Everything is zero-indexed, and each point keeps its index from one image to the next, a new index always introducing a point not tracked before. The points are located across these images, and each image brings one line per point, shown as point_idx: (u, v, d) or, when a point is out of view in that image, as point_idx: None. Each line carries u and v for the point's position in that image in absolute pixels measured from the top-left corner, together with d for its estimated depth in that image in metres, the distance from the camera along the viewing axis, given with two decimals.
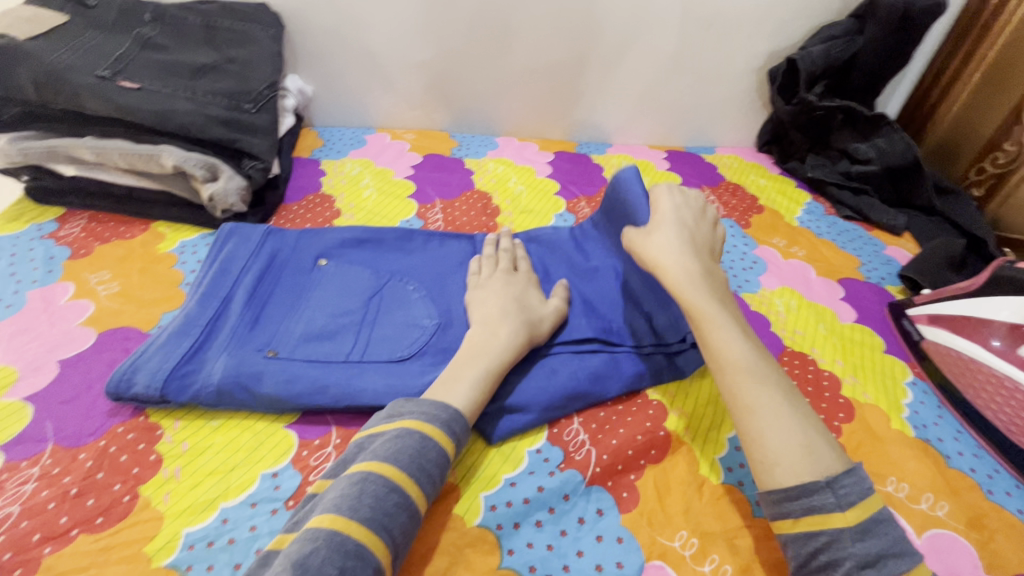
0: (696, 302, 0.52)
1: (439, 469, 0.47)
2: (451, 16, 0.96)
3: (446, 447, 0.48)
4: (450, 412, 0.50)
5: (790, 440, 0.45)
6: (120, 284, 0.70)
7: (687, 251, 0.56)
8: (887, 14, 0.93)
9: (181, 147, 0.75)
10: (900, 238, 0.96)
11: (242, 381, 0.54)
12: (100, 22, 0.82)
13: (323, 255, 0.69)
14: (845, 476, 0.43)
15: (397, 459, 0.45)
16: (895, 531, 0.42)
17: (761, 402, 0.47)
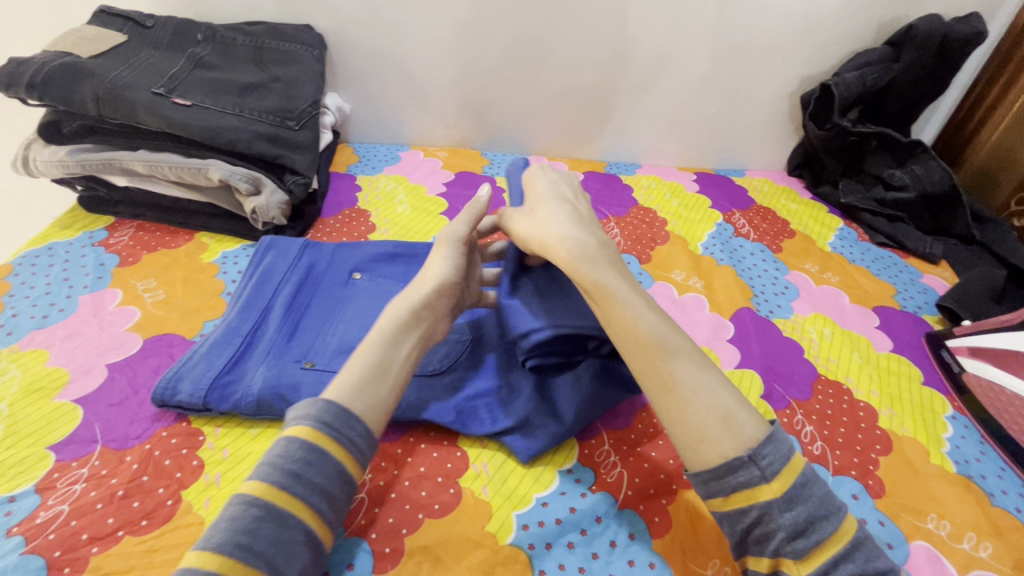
0: (594, 282, 0.52)
1: (312, 467, 0.42)
2: (488, 39, 0.99)
3: (313, 442, 0.43)
4: (318, 404, 0.45)
5: (705, 409, 0.45)
6: (165, 292, 0.72)
7: (576, 231, 0.58)
8: (926, 38, 0.93)
9: (227, 161, 0.78)
10: (937, 266, 0.94)
11: (281, 391, 0.56)
12: (156, 42, 0.87)
13: (357, 269, 0.71)
14: (762, 446, 0.43)
15: (260, 472, 0.42)
16: (819, 492, 0.43)
17: (675, 377, 0.47)
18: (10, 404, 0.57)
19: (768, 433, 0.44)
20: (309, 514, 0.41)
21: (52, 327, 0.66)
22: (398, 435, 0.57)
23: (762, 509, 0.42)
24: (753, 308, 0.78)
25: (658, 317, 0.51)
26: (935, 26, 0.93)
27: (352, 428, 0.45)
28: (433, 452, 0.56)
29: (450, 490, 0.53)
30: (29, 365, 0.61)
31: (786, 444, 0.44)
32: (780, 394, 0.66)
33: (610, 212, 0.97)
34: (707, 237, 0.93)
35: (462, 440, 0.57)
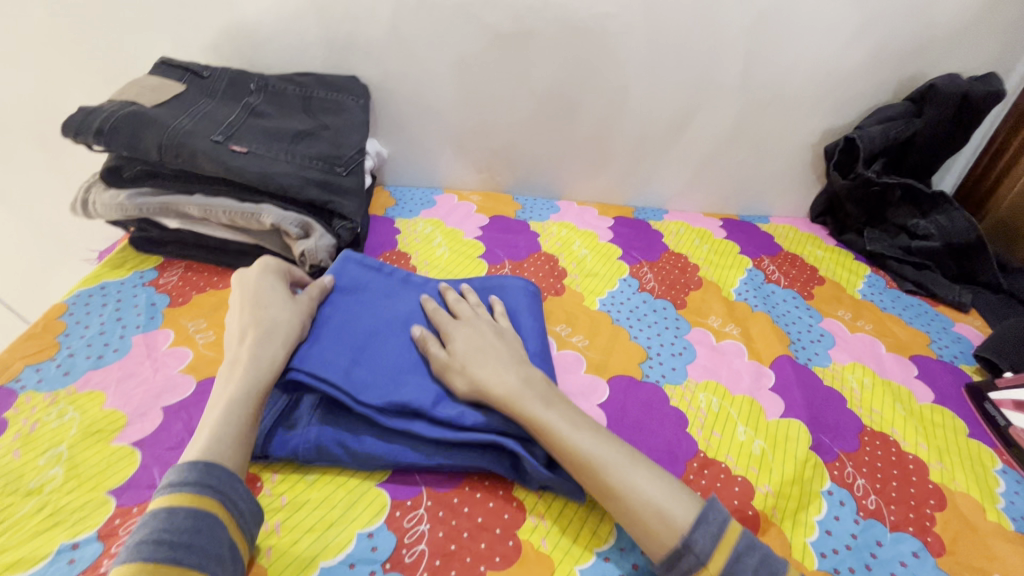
0: (529, 416, 0.54)
1: (203, 533, 0.43)
2: (524, 90, 1.04)
3: (197, 505, 0.45)
4: (198, 469, 0.47)
5: (648, 510, 0.49)
6: (215, 333, 0.73)
7: (501, 358, 0.59)
8: (946, 98, 0.97)
9: (279, 207, 0.81)
10: (967, 315, 0.95)
11: (343, 438, 0.56)
12: (213, 91, 0.91)
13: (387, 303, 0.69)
14: (693, 532, 0.47)
15: (140, 544, 0.41)
16: (752, 562, 0.46)
17: (613, 489, 0.50)
18: (70, 447, 0.57)
19: (699, 514, 0.48)
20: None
21: (108, 368, 0.67)
22: (453, 483, 0.57)
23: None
24: (792, 356, 0.79)
25: (589, 431, 0.54)
26: (955, 87, 0.96)
27: (237, 488, 0.48)
28: (490, 502, 0.55)
29: (509, 542, 0.52)
30: (86, 408, 0.62)
31: (715, 523, 0.48)
32: (827, 445, 0.66)
33: (642, 257, 0.99)
34: (740, 283, 0.95)
35: (517, 488, 0.57)
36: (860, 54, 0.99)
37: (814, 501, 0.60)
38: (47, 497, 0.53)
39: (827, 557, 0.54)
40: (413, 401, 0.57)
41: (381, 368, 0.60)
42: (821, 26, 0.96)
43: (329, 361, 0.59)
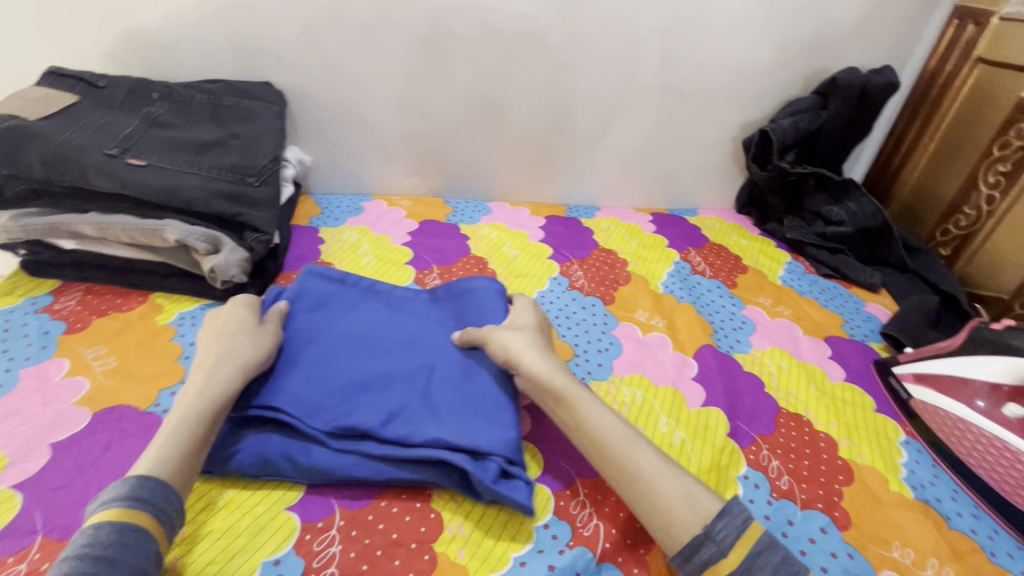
0: (570, 400, 0.57)
1: (128, 547, 0.42)
2: (447, 93, 1.02)
3: (129, 520, 0.43)
4: (129, 483, 0.45)
5: (674, 495, 0.50)
6: (117, 360, 0.69)
7: (543, 351, 0.62)
8: (848, 90, 1.02)
9: (185, 221, 0.77)
10: (878, 294, 1.00)
11: (290, 451, 0.55)
12: (110, 102, 0.85)
13: (346, 320, 0.70)
14: (718, 521, 0.48)
15: (65, 564, 0.40)
16: (773, 559, 0.46)
17: (638, 473, 0.51)
18: None
19: (722, 506, 0.49)
20: None
21: None
22: (370, 499, 0.55)
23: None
24: (714, 345, 0.81)
25: (622, 423, 0.56)
26: (854, 79, 1.01)
27: (169, 501, 0.46)
28: (406, 516, 0.54)
29: (424, 556, 0.51)
30: None
31: (741, 516, 0.48)
32: (744, 431, 0.68)
33: (573, 255, 0.99)
34: (667, 276, 0.96)
35: (435, 499, 0.56)
36: (768, 49, 1.03)
37: (730, 486, 0.61)
38: None
39: None
40: (363, 421, 0.56)
41: (337, 388, 0.60)
42: (730, 23, 0.99)
43: (285, 390, 0.59)
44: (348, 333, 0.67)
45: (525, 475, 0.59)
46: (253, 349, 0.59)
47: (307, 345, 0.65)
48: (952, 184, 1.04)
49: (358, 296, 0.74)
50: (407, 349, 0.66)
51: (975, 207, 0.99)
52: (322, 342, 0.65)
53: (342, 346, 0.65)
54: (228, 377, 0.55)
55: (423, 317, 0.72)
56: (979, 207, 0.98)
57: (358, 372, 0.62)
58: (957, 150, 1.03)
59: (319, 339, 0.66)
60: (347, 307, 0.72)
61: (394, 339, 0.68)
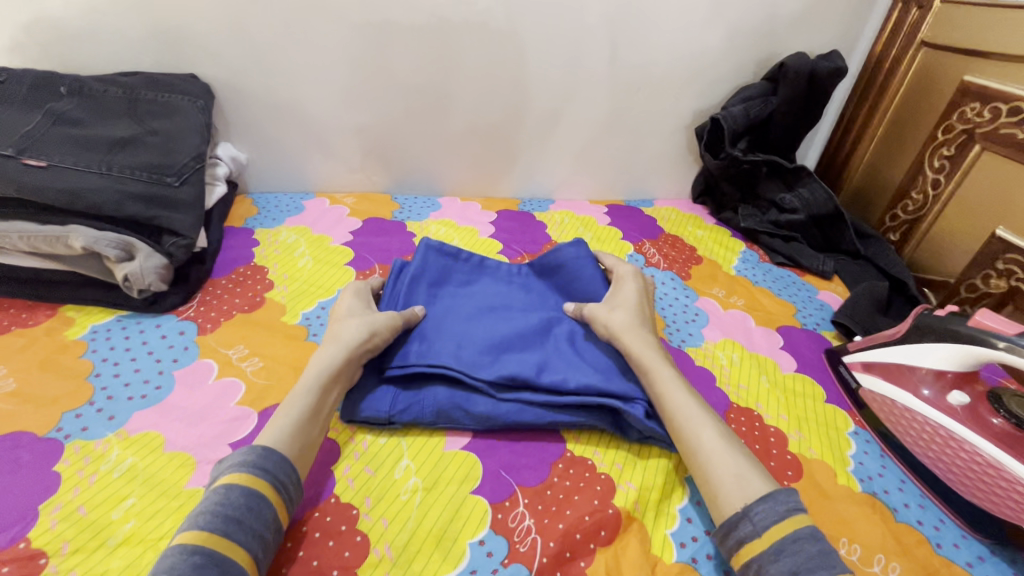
0: (653, 369, 0.61)
1: (253, 512, 0.45)
2: (387, 84, 0.97)
3: (256, 487, 0.46)
4: (257, 451, 0.48)
5: (726, 474, 0.52)
6: (15, 381, 0.62)
7: (642, 326, 0.66)
8: (796, 76, 1.00)
9: (93, 227, 0.71)
10: (831, 281, 1.00)
11: (458, 402, 0.62)
12: (9, 97, 0.78)
13: (465, 292, 0.75)
14: (760, 505, 0.48)
15: (201, 519, 0.43)
16: (809, 548, 0.45)
17: (704, 445, 0.54)
18: None
19: (768, 493, 0.49)
20: (245, 559, 0.43)
21: None
22: (296, 521, 0.52)
23: (756, 564, 0.46)
24: (666, 339, 0.79)
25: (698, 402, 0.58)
26: (802, 65, 1.00)
27: (289, 475, 0.49)
28: (329, 541, 0.51)
29: None
30: None
31: (784, 504, 0.48)
32: None
33: (524, 250, 0.96)
34: None
35: (361, 519, 0.53)
36: (718, 35, 1.01)
37: (678, 488, 0.59)
38: None
39: (685, 547, 0.54)
40: (519, 373, 0.62)
41: (485, 348, 0.66)
42: (679, 8, 0.96)
43: (432, 351, 0.64)
44: (475, 303, 0.73)
45: (461, 488, 0.56)
46: (362, 331, 0.62)
47: (438, 313, 0.71)
48: (900, 170, 1.04)
49: (472, 268, 0.79)
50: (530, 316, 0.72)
51: (922, 191, 0.99)
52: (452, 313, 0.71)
53: (474, 314, 0.71)
54: (343, 362, 0.59)
55: (534, 290, 0.78)
56: (926, 192, 0.98)
57: (501, 333, 0.68)
58: (905, 135, 1.04)
59: (451, 313, 0.71)
60: (461, 281, 0.77)
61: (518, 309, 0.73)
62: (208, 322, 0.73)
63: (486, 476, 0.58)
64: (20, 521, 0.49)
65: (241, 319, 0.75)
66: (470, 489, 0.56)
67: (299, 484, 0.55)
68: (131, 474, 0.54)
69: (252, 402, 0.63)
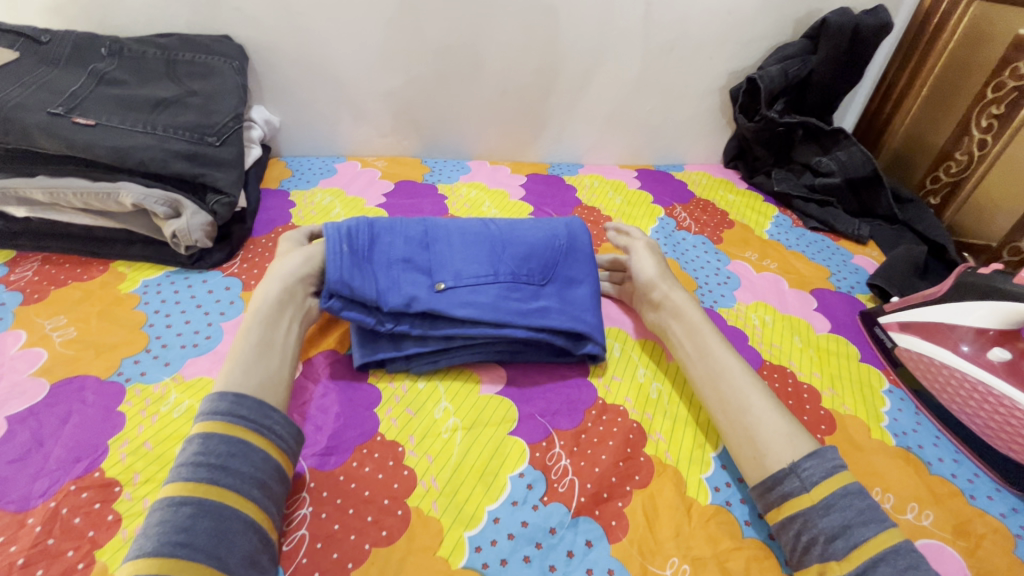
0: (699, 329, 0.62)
1: (237, 457, 0.46)
2: (416, 44, 0.96)
3: (232, 435, 0.48)
4: (228, 399, 0.49)
5: (777, 434, 0.53)
6: (76, 329, 0.66)
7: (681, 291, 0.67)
8: (838, 32, 0.97)
9: (141, 183, 0.73)
10: (866, 246, 0.99)
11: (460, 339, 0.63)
12: (54, 57, 0.79)
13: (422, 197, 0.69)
14: (806, 460, 0.50)
15: (181, 474, 0.45)
16: (859, 503, 0.48)
17: (745, 408, 0.55)
18: None
19: (816, 450, 0.51)
20: (241, 502, 0.45)
21: None
22: (344, 457, 0.55)
23: (801, 518, 0.48)
24: (697, 301, 0.79)
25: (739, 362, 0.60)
26: (845, 20, 0.97)
27: (267, 418, 0.50)
28: (379, 474, 0.53)
29: (397, 512, 0.51)
30: None
31: (832, 462, 0.50)
32: None
33: (554, 212, 0.96)
34: (651, 231, 0.93)
35: (407, 456, 0.55)
36: None
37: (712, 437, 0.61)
38: None
39: (720, 491, 0.56)
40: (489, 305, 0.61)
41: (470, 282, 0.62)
42: None
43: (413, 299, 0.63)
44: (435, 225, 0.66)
45: (499, 429, 0.58)
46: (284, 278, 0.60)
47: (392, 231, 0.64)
48: (945, 129, 1.02)
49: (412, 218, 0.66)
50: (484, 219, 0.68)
51: (966, 152, 0.98)
52: (394, 255, 0.62)
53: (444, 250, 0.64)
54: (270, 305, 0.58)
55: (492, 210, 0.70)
56: (972, 153, 0.97)
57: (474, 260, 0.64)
58: (951, 95, 1.01)
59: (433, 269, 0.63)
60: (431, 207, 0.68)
61: (453, 227, 0.66)
62: (252, 279, 0.76)
63: (524, 420, 0.60)
64: (91, 453, 0.53)
65: None
66: (508, 430, 0.59)
67: (345, 424, 0.58)
68: (189, 415, 0.57)
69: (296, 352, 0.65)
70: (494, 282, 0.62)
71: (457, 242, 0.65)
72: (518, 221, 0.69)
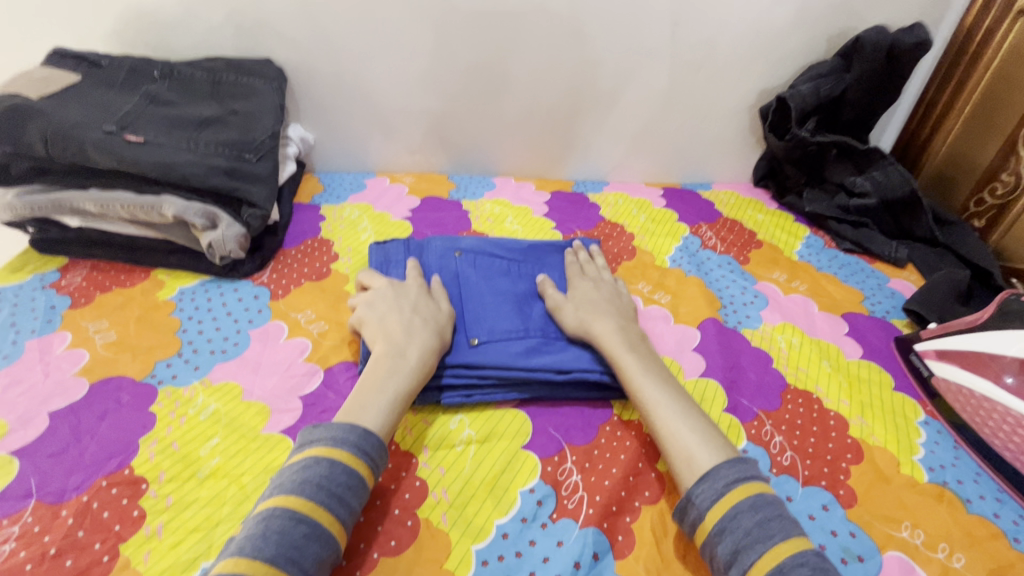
0: (610, 349, 0.61)
1: (352, 491, 0.47)
2: (446, 64, 0.99)
3: (356, 467, 0.48)
4: (358, 431, 0.50)
5: (679, 456, 0.51)
6: (117, 333, 0.70)
7: (603, 314, 0.65)
8: (873, 50, 0.95)
9: (181, 197, 0.78)
10: (903, 270, 0.95)
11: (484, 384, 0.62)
12: (111, 80, 0.86)
13: (457, 248, 0.75)
14: (697, 486, 0.48)
15: (303, 489, 0.46)
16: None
17: (655, 429, 0.54)
18: None
19: (710, 470, 0.49)
20: (342, 534, 0.46)
21: None
22: None
23: (708, 547, 0.46)
24: (720, 320, 0.77)
25: (655, 377, 0.58)
26: (881, 38, 0.95)
27: (383, 457, 0.51)
28: (391, 484, 0.54)
29: (407, 523, 0.51)
30: None
31: (723, 480, 0.48)
32: (746, 407, 0.64)
33: (577, 229, 0.97)
34: (675, 251, 0.92)
35: (420, 467, 0.56)
36: (788, 10, 0.97)
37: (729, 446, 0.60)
38: None
39: None
40: (513, 354, 0.62)
41: (499, 333, 0.65)
42: None
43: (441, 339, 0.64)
44: (467, 278, 0.71)
45: (513, 442, 0.58)
46: (424, 348, 0.59)
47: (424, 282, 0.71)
48: (990, 148, 0.98)
49: (445, 269, 0.72)
50: (512, 280, 0.72)
51: (1013, 173, 0.94)
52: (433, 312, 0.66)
53: (477, 299, 0.68)
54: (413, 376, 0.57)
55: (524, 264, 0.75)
56: (1020, 174, 0.94)
57: (506, 310, 0.68)
58: (997, 114, 0.97)
59: (463, 312, 0.67)
60: (466, 259, 0.74)
61: (482, 280, 0.71)
62: (280, 289, 0.79)
63: (537, 434, 0.60)
64: (123, 451, 0.56)
65: (309, 287, 0.79)
66: (521, 443, 0.58)
67: None
68: (215, 418, 0.60)
69: (319, 359, 0.68)
70: (525, 337, 0.65)
71: (488, 299, 0.68)
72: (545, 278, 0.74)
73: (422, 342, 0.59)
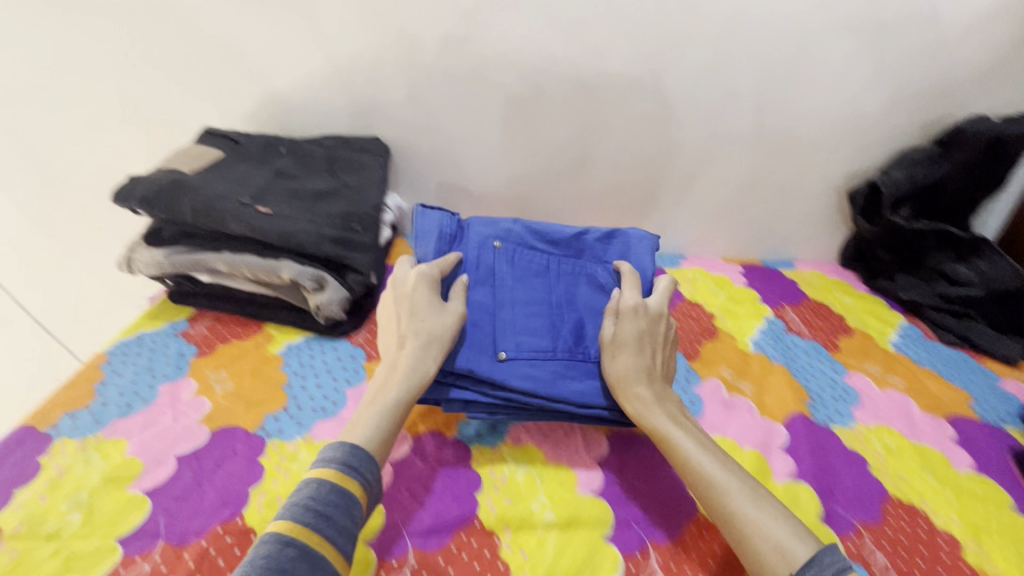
0: (657, 425, 0.61)
1: (341, 508, 0.49)
2: (536, 144, 1.06)
3: (342, 485, 0.51)
4: (345, 448, 0.53)
5: (765, 542, 0.51)
6: (233, 383, 0.77)
7: (644, 379, 0.64)
8: (975, 140, 0.96)
9: (297, 261, 0.86)
10: (1014, 367, 0.90)
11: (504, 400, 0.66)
12: (246, 156, 0.99)
13: (495, 238, 0.74)
14: (804, 572, 0.47)
15: (289, 512, 0.48)
16: None
17: (727, 512, 0.54)
18: (89, 493, 0.61)
19: (814, 556, 0.48)
20: (334, 554, 0.47)
21: (134, 416, 0.71)
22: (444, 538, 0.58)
23: None
24: (809, 416, 0.74)
25: (713, 456, 0.59)
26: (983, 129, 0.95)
27: (372, 475, 0.53)
28: (474, 562, 0.56)
29: None
30: (110, 455, 0.66)
31: (831, 567, 0.47)
32: (842, 516, 0.61)
33: None
34: (757, 332, 0.90)
35: (502, 548, 0.57)
36: (880, 98, 0.97)
37: None
38: (64, 542, 0.57)
39: None
40: (539, 381, 0.65)
41: (528, 353, 0.66)
42: (834, 75, 0.95)
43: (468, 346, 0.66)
44: (502, 277, 0.71)
45: (594, 532, 0.59)
46: (414, 358, 0.61)
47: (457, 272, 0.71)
48: None
49: (481, 264, 0.72)
50: (547, 284, 0.72)
51: None
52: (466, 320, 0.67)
53: (508, 305, 0.69)
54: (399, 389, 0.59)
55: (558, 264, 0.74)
56: None
57: (536, 324, 0.69)
58: None
59: (493, 318, 0.68)
60: (502, 252, 0.73)
61: (516, 282, 0.71)
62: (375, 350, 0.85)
63: (619, 525, 0.60)
64: (235, 500, 0.61)
65: None
66: (604, 534, 0.59)
67: (447, 502, 0.61)
68: None
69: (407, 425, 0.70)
70: (552, 358, 0.67)
71: (520, 307, 0.69)
72: (578, 287, 0.73)
73: (411, 353, 0.61)
